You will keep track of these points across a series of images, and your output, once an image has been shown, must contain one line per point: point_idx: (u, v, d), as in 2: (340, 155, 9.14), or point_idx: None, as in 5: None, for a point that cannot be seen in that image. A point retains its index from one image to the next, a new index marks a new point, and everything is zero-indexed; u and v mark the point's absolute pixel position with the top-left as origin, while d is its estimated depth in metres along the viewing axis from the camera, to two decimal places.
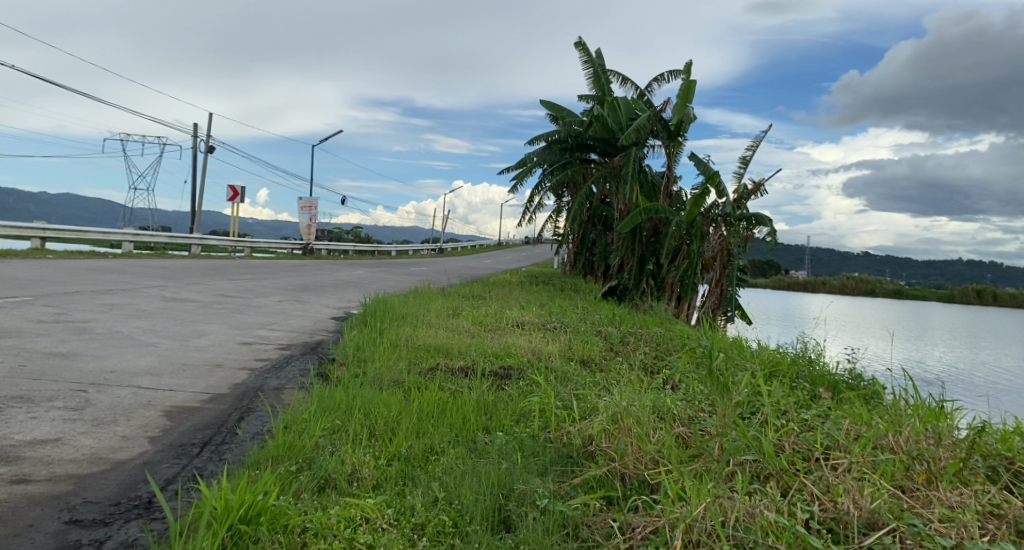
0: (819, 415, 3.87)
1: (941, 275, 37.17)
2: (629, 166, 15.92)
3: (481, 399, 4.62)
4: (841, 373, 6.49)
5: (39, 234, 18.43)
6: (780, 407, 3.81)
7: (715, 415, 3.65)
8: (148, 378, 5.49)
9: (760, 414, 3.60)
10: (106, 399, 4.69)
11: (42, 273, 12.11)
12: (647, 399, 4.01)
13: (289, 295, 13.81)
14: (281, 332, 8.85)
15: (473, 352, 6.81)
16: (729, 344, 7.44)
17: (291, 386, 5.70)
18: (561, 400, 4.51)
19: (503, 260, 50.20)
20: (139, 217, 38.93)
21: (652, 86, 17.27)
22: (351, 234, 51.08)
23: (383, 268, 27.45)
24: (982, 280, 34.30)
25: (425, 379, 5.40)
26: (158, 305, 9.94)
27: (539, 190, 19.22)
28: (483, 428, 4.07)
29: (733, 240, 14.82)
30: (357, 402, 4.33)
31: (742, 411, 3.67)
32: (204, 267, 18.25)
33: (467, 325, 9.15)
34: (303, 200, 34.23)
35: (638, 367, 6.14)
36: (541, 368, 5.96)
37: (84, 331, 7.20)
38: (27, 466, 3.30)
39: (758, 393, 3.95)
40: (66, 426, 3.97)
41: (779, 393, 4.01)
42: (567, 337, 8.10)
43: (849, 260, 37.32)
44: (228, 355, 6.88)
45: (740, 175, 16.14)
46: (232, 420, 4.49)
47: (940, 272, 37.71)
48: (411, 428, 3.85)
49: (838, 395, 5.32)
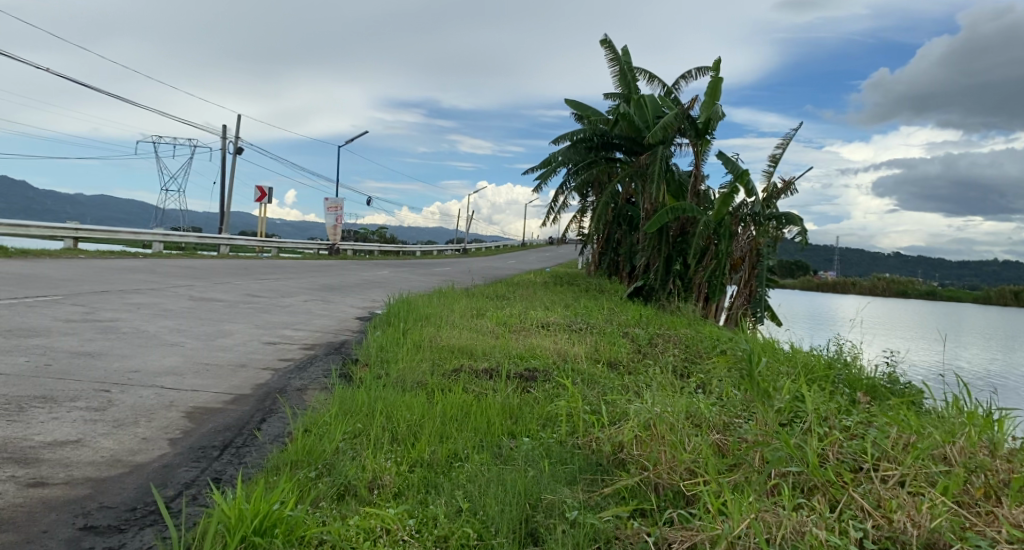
0: (863, 422, 3.67)
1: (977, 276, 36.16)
2: (655, 165, 15.69)
3: (506, 402, 4.49)
4: (878, 377, 6.23)
5: (72, 234, 18.72)
6: (822, 413, 3.61)
7: (753, 421, 3.46)
8: (171, 378, 5.45)
9: (802, 421, 3.41)
10: (129, 399, 4.65)
11: (74, 272, 12.27)
12: (680, 404, 3.84)
13: (315, 295, 13.83)
14: (305, 331, 8.82)
15: (498, 353, 6.71)
16: (761, 347, 7.25)
17: (314, 387, 5.64)
18: (589, 404, 4.37)
19: (527, 260, 50.16)
20: (171, 218, 39.52)
21: (679, 83, 17.02)
22: (377, 235, 51.42)
23: (408, 269, 27.51)
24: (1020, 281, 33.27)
25: (449, 381, 5.30)
26: (186, 304, 9.99)
27: (564, 190, 19.08)
28: (509, 432, 3.94)
29: (762, 240, 14.49)
30: (379, 403, 4.23)
31: (782, 416, 3.50)
32: (232, 267, 18.39)
33: (491, 325, 9.05)
34: (329, 200, 34.48)
35: (667, 370, 5.98)
36: (567, 370, 5.84)
37: (111, 330, 7.21)
38: (45, 468, 3.25)
39: (797, 398, 3.77)
40: (87, 427, 3.93)
41: (820, 399, 3.81)
42: (593, 338, 7.96)
43: (880, 261, 36.56)
44: (253, 355, 6.84)
45: (770, 174, 15.83)
46: (254, 422, 4.42)
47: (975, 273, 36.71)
48: (434, 432, 3.73)
49: (877, 400, 5.09)
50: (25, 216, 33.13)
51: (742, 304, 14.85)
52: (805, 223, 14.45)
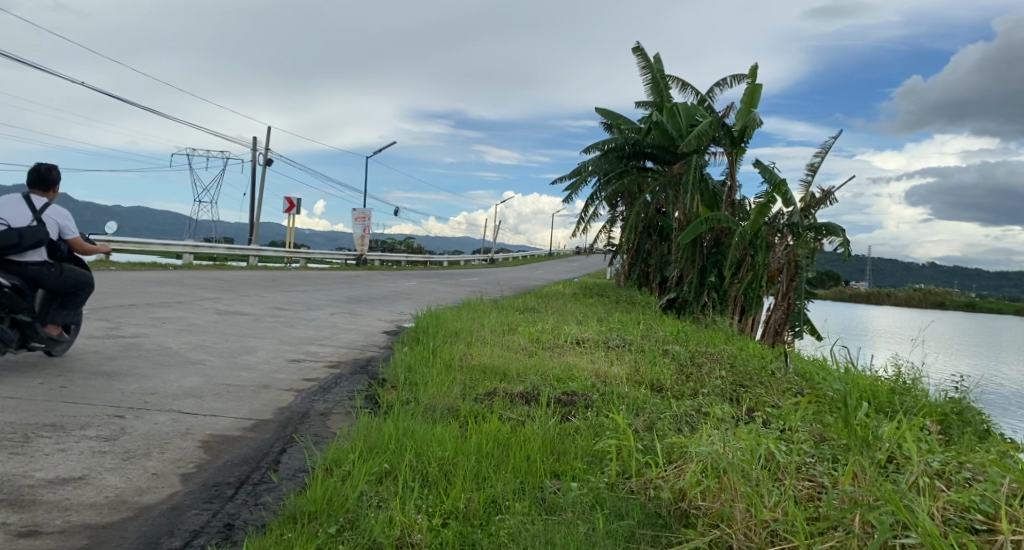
0: (961, 465, 3.19)
1: None
2: (689, 175, 15.19)
3: (546, 435, 4.11)
4: (945, 405, 5.64)
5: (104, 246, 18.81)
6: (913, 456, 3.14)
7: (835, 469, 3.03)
8: (190, 401, 5.15)
9: (895, 469, 2.97)
10: (143, 426, 4.35)
11: (103, 285, 12.15)
12: (749, 443, 3.44)
13: (341, 307, 13.59)
14: (331, 348, 8.50)
15: (532, 375, 6.29)
16: (811, 373, 6.79)
17: (339, 411, 5.31)
18: (644, 440, 3.99)
19: (554, 270, 49.66)
20: (203, 229, 39.91)
21: (714, 90, 16.52)
22: (404, 245, 51.44)
23: (435, 279, 27.24)
24: None
25: (483, 408, 4.92)
26: (211, 318, 9.77)
27: (594, 201, 18.66)
28: (553, 473, 3.57)
29: (801, 251, 13.73)
30: (409, 436, 3.87)
31: (872, 458, 3.07)
32: (260, 279, 18.26)
33: (523, 342, 8.65)
34: (357, 211, 34.49)
35: (719, 397, 5.55)
36: (610, 395, 5.44)
37: (133, 347, 6.97)
38: (40, 513, 2.93)
39: (885, 433, 3.32)
40: (93, 461, 3.61)
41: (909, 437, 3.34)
42: (632, 357, 7.51)
43: (914, 271, 35.33)
44: (277, 374, 6.53)
45: (808, 183, 15.26)
46: (273, 453, 4.10)
47: None
48: (470, 473, 3.37)
49: (951, 436, 4.57)
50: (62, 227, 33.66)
51: (781, 317, 14.02)
52: (846, 233, 13.81)
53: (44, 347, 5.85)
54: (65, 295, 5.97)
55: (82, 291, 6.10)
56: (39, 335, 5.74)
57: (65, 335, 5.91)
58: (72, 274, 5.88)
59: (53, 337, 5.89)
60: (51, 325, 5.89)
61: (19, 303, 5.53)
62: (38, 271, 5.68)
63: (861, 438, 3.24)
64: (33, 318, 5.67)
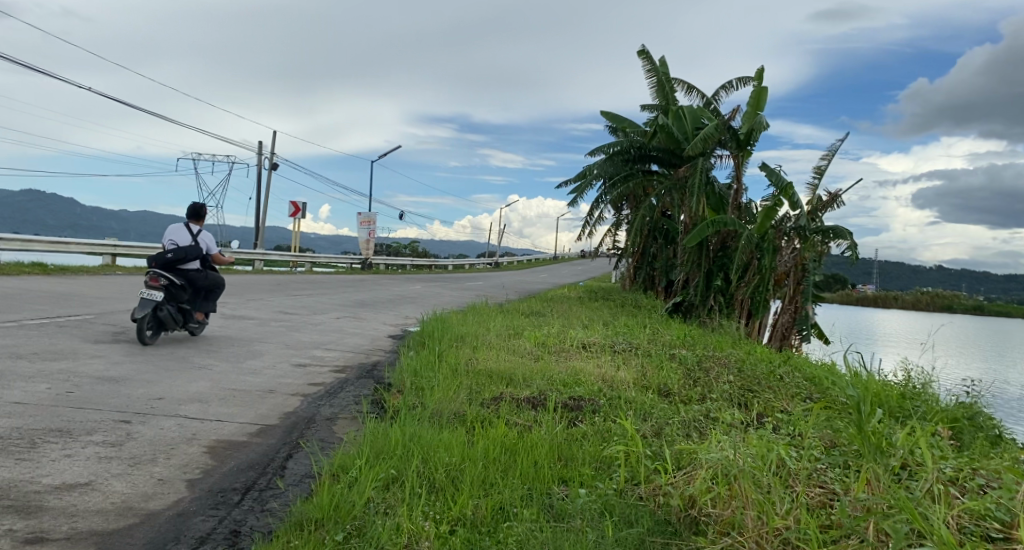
0: (975, 471, 3.15)
1: None
2: (695, 178, 15.15)
3: (553, 440, 4.08)
4: (956, 410, 5.55)
5: (110, 250, 18.86)
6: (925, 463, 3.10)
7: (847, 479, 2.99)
8: (196, 406, 5.15)
9: (908, 476, 2.93)
10: (149, 432, 4.34)
11: (109, 290, 12.18)
12: (760, 449, 3.40)
13: (347, 311, 13.60)
14: (337, 352, 8.48)
15: (539, 380, 6.26)
16: (819, 377, 6.74)
17: (344, 416, 5.30)
18: (652, 446, 3.96)
19: (560, 274, 49.53)
20: (209, 234, 40.06)
21: (719, 93, 16.48)
22: (409, 249, 51.44)
23: (440, 283, 27.23)
24: None
25: (489, 413, 4.90)
26: (217, 323, 9.77)
27: (600, 204, 18.63)
28: (560, 479, 3.54)
29: (807, 255, 13.67)
30: (415, 442, 3.84)
31: (885, 465, 3.03)
32: (266, 283, 18.27)
33: (529, 346, 8.63)
34: (362, 215, 34.54)
35: (727, 402, 5.51)
36: (617, 400, 5.41)
37: (139, 352, 6.97)
38: (46, 519, 2.92)
39: (898, 439, 3.29)
40: (100, 467, 3.60)
41: (922, 442, 3.30)
42: (639, 362, 7.47)
43: (921, 274, 34.92)
44: (283, 379, 6.52)
45: (814, 186, 15.21)
46: (279, 459, 4.09)
47: None
48: (477, 479, 3.35)
49: (962, 442, 4.51)
50: (69, 231, 33.79)
51: (788, 321, 13.90)
52: (853, 236, 13.75)
53: (191, 330, 8.03)
54: (206, 291, 8.14)
55: (217, 289, 8.26)
56: (190, 321, 7.93)
57: (204, 322, 8.08)
58: (214, 277, 8.06)
59: (195, 322, 8.07)
60: (198, 312, 8.09)
61: (180, 297, 7.68)
62: (195, 275, 7.90)
63: (874, 444, 3.20)
64: (187, 308, 7.83)
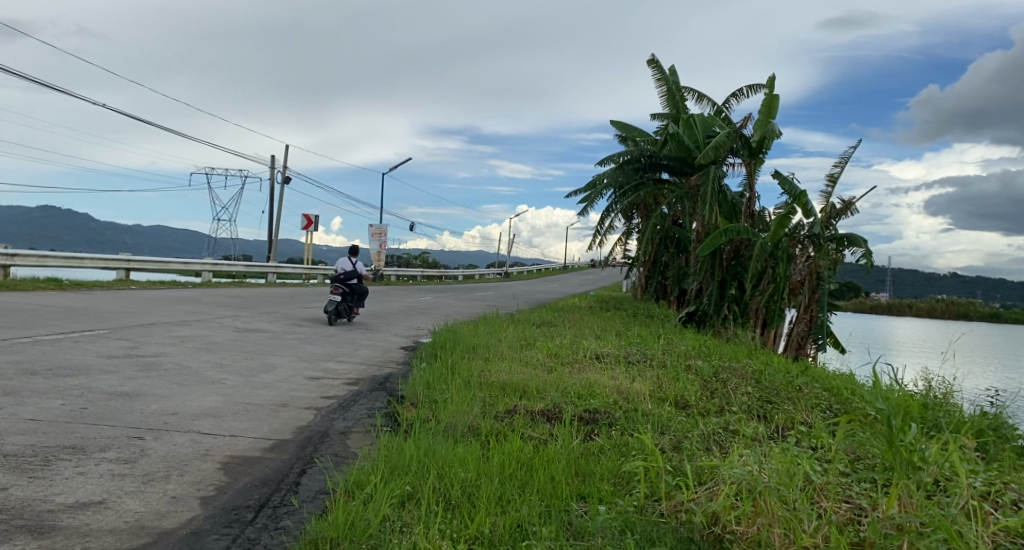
0: (1007, 488, 3.05)
1: None
2: (707, 186, 15.03)
3: (570, 455, 4.02)
4: (983, 422, 5.37)
5: (124, 264, 18.97)
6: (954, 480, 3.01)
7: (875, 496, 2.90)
8: (210, 421, 5.12)
9: (940, 494, 2.83)
10: (162, 448, 4.32)
11: (123, 304, 12.24)
12: (784, 464, 3.33)
13: (360, 323, 13.58)
14: (349, 365, 8.44)
15: (553, 392, 6.19)
16: (838, 388, 6.63)
17: (358, 429, 5.25)
18: (672, 460, 3.88)
19: (571, 284, 49.21)
20: (222, 248, 40.35)
21: (730, 101, 16.43)
22: (420, 260, 51.53)
23: (452, 294, 27.17)
24: None
25: (504, 426, 4.85)
26: (230, 336, 9.78)
27: (610, 214, 18.56)
28: (579, 495, 3.47)
29: (822, 263, 13.54)
30: (430, 456, 3.78)
31: (917, 481, 2.94)
32: (278, 295, 18.32)
33: (542, 357, 8.55)
34: (374, 226, 34.65)
35: (746, 414, 5.44)
36: (632, 412, 5.34)
37: (152, 367, 6.96)
38: (59, 540, 2.88)
39: (929, 453, 3.20)
40: (114, 485, 3.56)
41: (953, 457, 3.21)
42: (654, 373, 7.36)
43: (935, 282, 34.39)
44: (296, 392, 6.49)
45: (828, 194, 15.10)
46: (293, 475, 4.04)
47: None
48: (494, 495, 3.29)
49: (988, 454, 4.39)
50: (85, 247, 34.11)
51: (803, 330, 13.78)
52: (868, 244, 13.62)
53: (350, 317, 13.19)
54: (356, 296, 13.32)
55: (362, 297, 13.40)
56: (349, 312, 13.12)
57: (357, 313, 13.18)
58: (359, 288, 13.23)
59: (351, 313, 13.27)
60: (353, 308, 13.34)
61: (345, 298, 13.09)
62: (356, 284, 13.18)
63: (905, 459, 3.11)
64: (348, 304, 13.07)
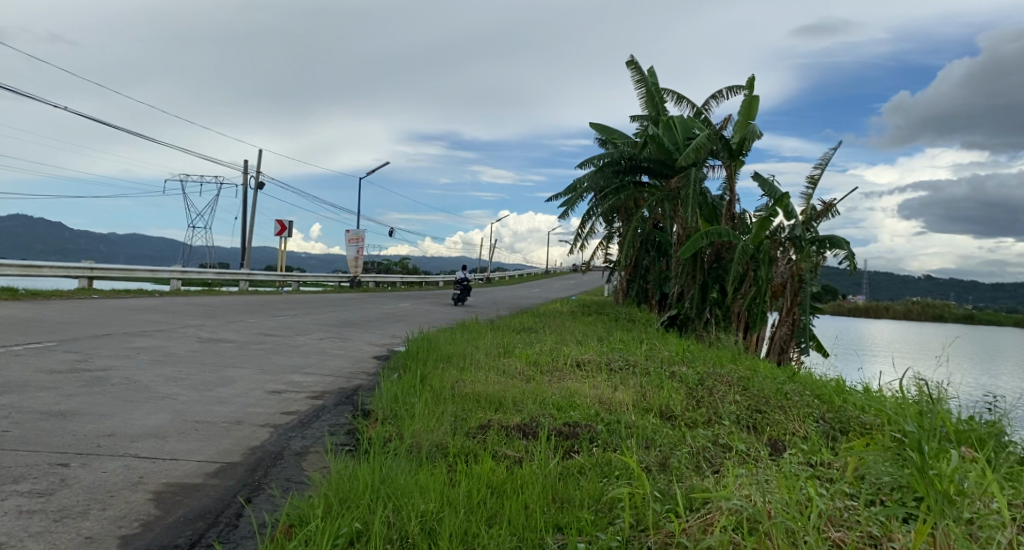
0: None
1: None
2: (688, 189, 14.71)
3: (548, 477, 3.61)
4: (983, 430, 5.00)
5: (87, 273, 18.23)
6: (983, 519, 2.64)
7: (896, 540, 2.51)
8: (151, 443, 4.64)
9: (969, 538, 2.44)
10: (88, 477, 3.83)
11: (79, 314, 11.60)
12: (788, 490, 2.95)
13: (331, 332, 13.04)
14: (315, 376, 7.96)
15: (530, 404, 5.77)
16: (829, 395, 6.27)
17: (317, 449, 4.80)
18: (659, 483, 3.48)
19: (553, 288, 48.69)
20: (197, 255, 39.49)
21: (710, 103, 16.19)
22: (399, 266, 50.82)
23: (430, 300, 26.59)
24: None
25: (474, 444, 4.43)
26: (191, 347, 9.25)
27: (590, 218, 18.23)
28: (556, 526, 3.07)
29: (804, 265, 13.31)
30: (387, 484, 3.35)
31: (955, 520, 2.65)
32: (248, 304, 17.69)
33: (521, 365, 8.12)
34: (350, 232, 33.99)
35: (736, 426, 5.10)
36: (615, 425, 4.95)
37: (98, 382, 6.43)
38: None
39: (960, 485, 2.83)
40: (18, 524, 3.09)
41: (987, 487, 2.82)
42: (637, 381, 6.97)
43: (909, 282, 34.17)
44: (253, 408, 5.99)
45: (809, 196, 14.87)
46: (234, 505, 3.59)
47: None
48: (457, 530, 2.87)
49: (998, 467, 4.04)
50: (52, 255, 33.09)
51: (786, 334, 13.49)
52: (850, 246, 13.43)
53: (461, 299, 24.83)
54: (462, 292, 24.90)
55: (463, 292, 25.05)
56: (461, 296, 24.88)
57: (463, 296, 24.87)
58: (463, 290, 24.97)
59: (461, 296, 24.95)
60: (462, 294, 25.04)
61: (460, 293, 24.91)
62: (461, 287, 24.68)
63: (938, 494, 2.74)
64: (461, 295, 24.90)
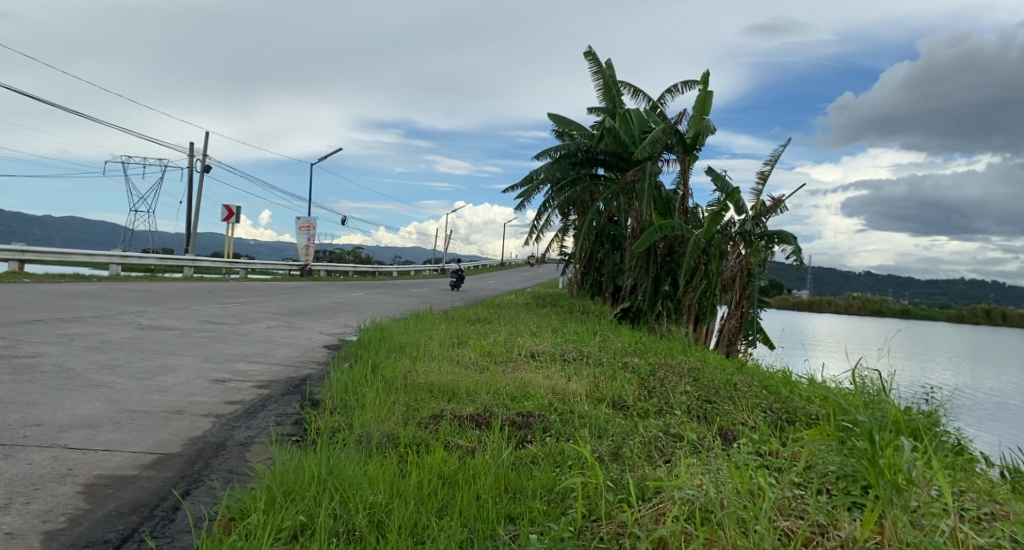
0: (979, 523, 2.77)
1: (943, 295, 33.54)
2: (643, 182, 14.81)
3: (501, 467, 3.55)
4: (919, 419, 5.14)
5: (18, 255, 17.32)
6: (926, 509, 2.68)
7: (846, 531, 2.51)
8: (83, 433, 4.40)
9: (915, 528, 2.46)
10: (10, 469, 3.60)
11: (9, 299, 11.04)
12: (740, 479, 2.96)
13: (279, 320, 12.71)
14: (262, 365, 7.73)
15: (483, 394, 5.71)
16: (776, 387, 6.38)
17: (261, 440, 4.63)
18: (612, 473, 3.46)
19: (507, 281, 48.66)
20: (139, 240, 38.11)
21: (665, 97, 16.34)
22: (352, 255, 50.03)
23: (383, 290, 26.26)
24: (987, 299, 32.78)
25: (425, 434, 4.33)
26: (131, 334, 8.88)
27: (547, 210, 18.21)
28: (508, 516, 3.01)
29: (753, 259, 13.57)
30: (334, 475, 3.24)
31: (902, 508, 2.68)
32: (193, 290, 17.14)
33: (475, 356, 8.06)
34: (302, 219, 33.35)
35: (686, 416, 5.14)
36: (567, 414, 4.92)
37: (27, 369, 6.09)
38: None
39: (907, 475, 2.86)
40: None
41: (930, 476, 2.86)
42: (590, 372, 6.98)
43: (851, 277, 35.31)
44: (195, 397, 5.76)
45: (759, 192, 15.15)
46: (170, 498, 3.41)
47: (943, 291, 34.74)
48: (407, 521, 2.79)
49: (935, 458, 4.13)
50: None
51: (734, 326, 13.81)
52: (798, 241, 13.75)
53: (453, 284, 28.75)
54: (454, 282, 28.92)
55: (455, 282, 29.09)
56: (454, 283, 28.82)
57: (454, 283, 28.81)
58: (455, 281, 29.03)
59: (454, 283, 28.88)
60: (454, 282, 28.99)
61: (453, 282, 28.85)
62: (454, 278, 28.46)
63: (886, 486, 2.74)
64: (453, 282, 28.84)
